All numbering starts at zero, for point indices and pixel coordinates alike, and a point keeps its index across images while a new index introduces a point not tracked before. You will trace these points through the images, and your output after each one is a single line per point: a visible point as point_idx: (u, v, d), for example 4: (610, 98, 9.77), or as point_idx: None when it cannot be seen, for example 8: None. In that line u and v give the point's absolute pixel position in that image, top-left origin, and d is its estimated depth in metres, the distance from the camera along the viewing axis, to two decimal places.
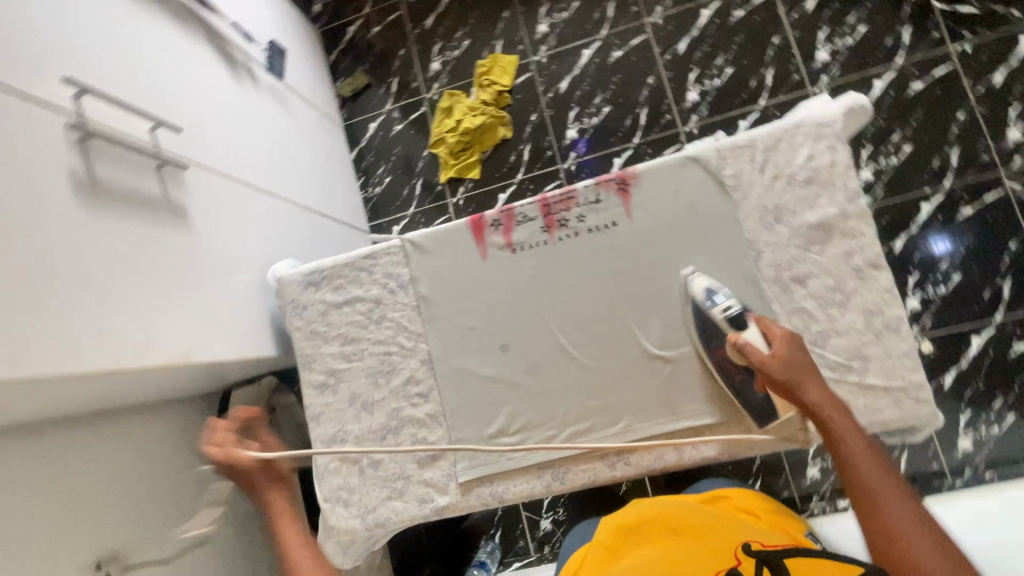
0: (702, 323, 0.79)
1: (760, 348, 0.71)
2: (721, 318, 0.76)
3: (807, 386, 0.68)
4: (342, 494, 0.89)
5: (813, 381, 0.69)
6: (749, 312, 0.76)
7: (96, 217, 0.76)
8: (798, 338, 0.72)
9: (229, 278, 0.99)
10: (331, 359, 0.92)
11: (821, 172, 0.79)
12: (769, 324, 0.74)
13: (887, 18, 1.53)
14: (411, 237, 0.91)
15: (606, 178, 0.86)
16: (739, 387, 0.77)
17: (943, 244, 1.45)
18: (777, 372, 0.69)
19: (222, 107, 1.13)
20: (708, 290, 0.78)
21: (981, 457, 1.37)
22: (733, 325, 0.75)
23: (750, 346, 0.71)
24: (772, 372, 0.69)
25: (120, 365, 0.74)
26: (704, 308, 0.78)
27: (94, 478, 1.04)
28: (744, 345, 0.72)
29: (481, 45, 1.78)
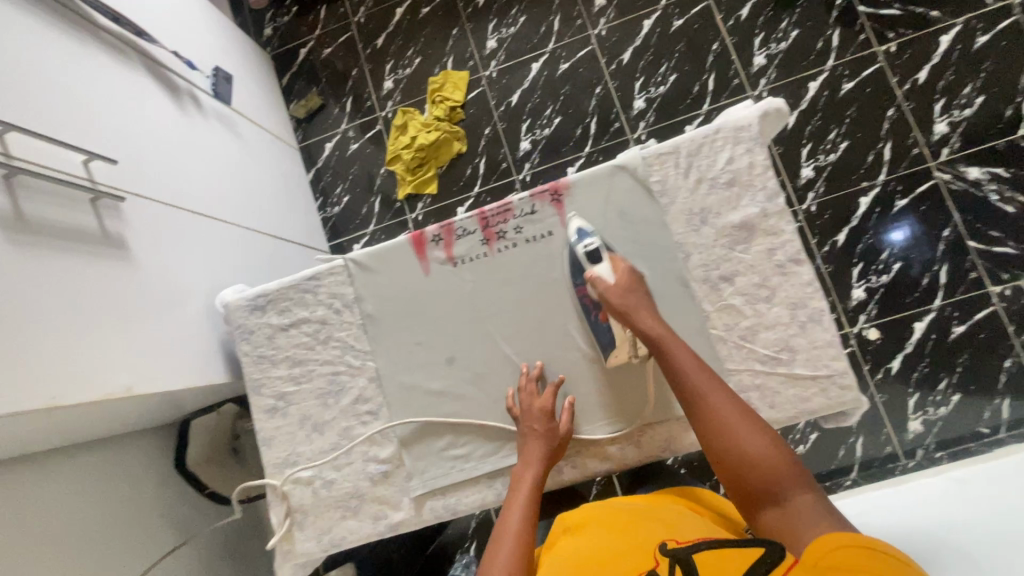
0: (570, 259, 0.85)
1: (606, 279, 0.80)
2: (582, 255, 0.83)
3: (644, 315, 0.78)
4: (296, 518, 0.89)
5: (648, 310, 0.78)
6: (609, 250, 0.84)
7: (25, 254, 0.75)
8: (642, 278, 0.82)
9: (174, 307, 0.99)
10: (280, 382, 0.92)
11: (741, 174, 0.82)
12: (617, 259, 0.82)
13: (817, 22, 1.61)
14: (354, 256, 0.92)
15: (540, 189, 0.88)
16: (592, 321, 0.83)
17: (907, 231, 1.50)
18: (618, 300, 0.78)
19: (163, 136, 1.12)
20: (580, 230, 0.84)
21: (931, 438, 1.42)
22: (592, 263, 0.82)
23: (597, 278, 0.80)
24: (613, 298, 0.78)
25: (55, 402, 0.73)
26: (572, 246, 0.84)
27: (45, 520, 1.01)
28: (596, 280, 0.80)
29: (433, 62, 1.81)
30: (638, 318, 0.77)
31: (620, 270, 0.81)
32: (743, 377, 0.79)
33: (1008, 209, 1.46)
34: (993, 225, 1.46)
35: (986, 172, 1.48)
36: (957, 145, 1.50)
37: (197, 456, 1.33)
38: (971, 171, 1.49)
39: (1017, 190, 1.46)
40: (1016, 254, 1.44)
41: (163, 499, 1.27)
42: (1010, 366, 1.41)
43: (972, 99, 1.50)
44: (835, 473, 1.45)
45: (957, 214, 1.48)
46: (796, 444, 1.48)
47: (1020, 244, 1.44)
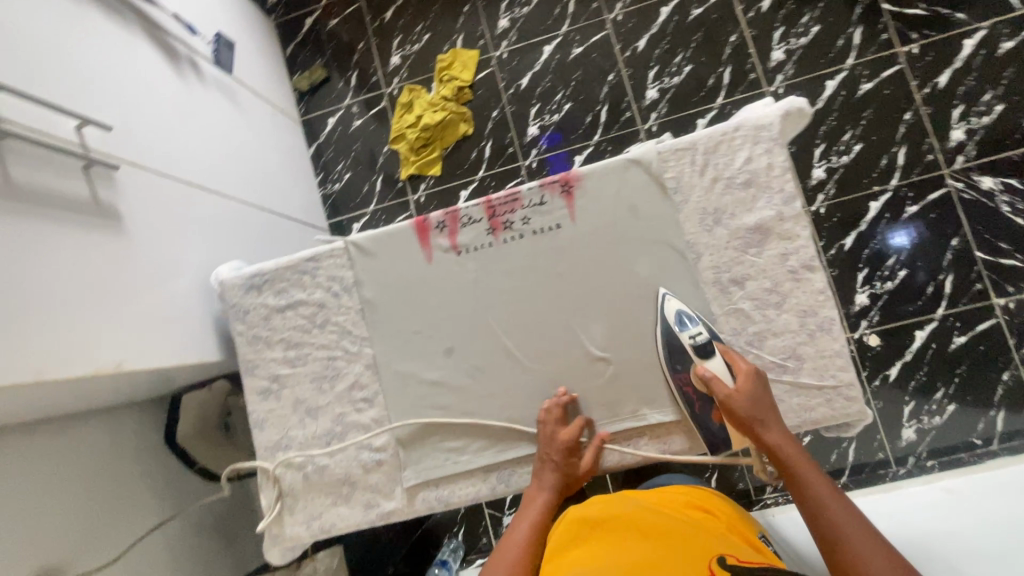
0: (669, 346, 0.78)
1: (725, 381, 0.74)
2: (689, 346, 0.77)
3: (771, 428, 0.73)
4: (286, 502, 0.88)
5: (774, 420, 0.74)
6: (720, 343, 0.77)
7: (11, 221, 0.72)
8: (762, 375, 0.75)
9: (167, 282, 0.96)
10: (274, 364, 0.90)
11: (758, 175, 0.80)
12: (735, 357, 0.76)
13: (839, 18, 1.56)
14: (354, 239, 0.89)
15: (550, 179, 0.85)
16: (700, 417, 0.78)
17: (909, 237, 1.48)
18: (742, 408, 0.72)
19: (160, 102, 1.08)
20: (680, 316, 0.78)
21: (923, 446, 1.43)
22: (700, 355, 0.76)
23: (714, 379, 0.74)
24: (739, 409, 0.72)
25: (40, 377, 0.70)
26: (673, 333, 0.78)
27: (28, 491, 1.01)
28: (709, 377, 0.75)
29: (442, 40, 1.75)
30: (765, 429, 0.73)
31: (739, 370, 0.74)
32: None
33: (1019, 222, 1.44)
34: (1001, 237, 1.45)
35: (1000, 183, 1.46)
36: (973, 153, 1.47)
37: (186, 432, 1.31)
38: (984, 181, 1.47)
39: None
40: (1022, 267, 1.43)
41: (151, 473, 1.26)
42: (1007, 379, 1.41)
43: (991, 107, 1.47)
44: None
45: (966, 223, 1.46)
46: None
47: None
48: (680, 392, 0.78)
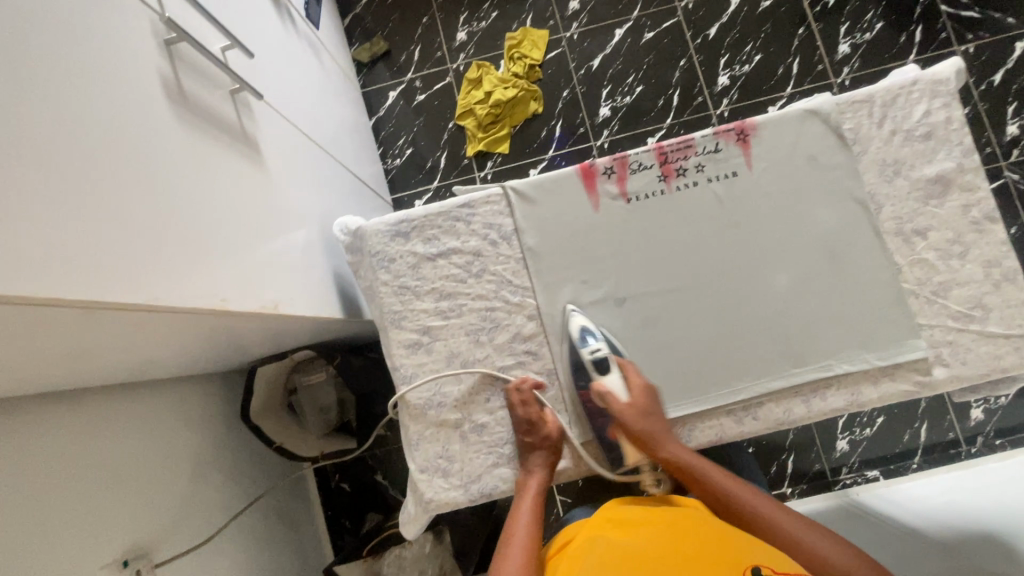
0: (574, 361, 0.80)
1: (620, 396, 0.77)
2: (588, 359, 0.78)
3: (669, 443, 0.77)
4: (439, 464, 0.81)
5: (670, 435, 0.77)
6: (617, 356, 0.80)
7: (188, 133, 0.65)
8: (656, 393, 0.79)
9: (298, 228, 0.89)
10: (424, 316, 0.84)
11: (938, 128, 0.80)
12: (629, 370, 0.79)
13: (900, 17, 1.63)
14: (515, 185, 0.85)
15: (724, 127, 0.84)
16: (598, 430, 0.80)
17: None
18: (637, 424, 0.75)
19: (274, 42, 1.01)
20: (582, 331, 0.79)
21: (990, 425, 1.47)
22: (597, 370, 0.78)
23: (609, 394, 0.77)
24: (629, 422, 0.75)
25: (224, 304, 0.64)
26: (577, 349, 0.79)
27: (109, 464, 0.90)
28: (605, 394, 0.78)
29: (511, 18, 1.73)
30: (665, 442, 0.77)
31: (632, 387, 0.78)
32: (934, 332, 0.78)
33: None
34: None
35: None
36: None
37: (259, 407, 1.21)
38: None
39: None
40: None
41: (223, 454, 1.17)
42: None
43: None
44: (900, 457, 1.48)
45: None
46: (863, 427, 1.49)
47: None
48: (582, 406, 0.81)
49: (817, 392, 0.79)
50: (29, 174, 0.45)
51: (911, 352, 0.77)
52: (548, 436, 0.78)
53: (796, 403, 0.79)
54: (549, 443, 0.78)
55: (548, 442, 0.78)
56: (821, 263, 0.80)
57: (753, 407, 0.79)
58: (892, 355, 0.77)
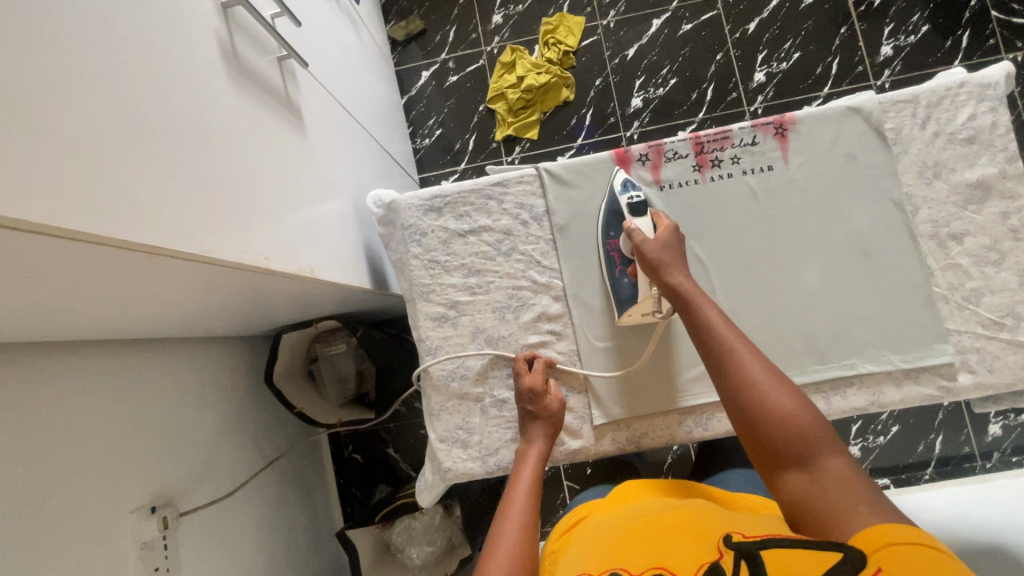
0: (612, 212, 0.82)
1: (645, 233, 0.77)
2: (625, 207, 0.80)
3: (677, 271, 0.73)
4: (459, 436, 0.83)
5: (680, 265, 0.74)
6: (652, 208, 0.81)
7: (240, 96, 0.67)
8: (682, 236, 0.77)
9: (334, 197, 0.91)
10: (452, 290, 0.85)
11: (982, 133, 0.79)
12: (661, 216, 0.79)
13: (948, 20, 1.59)
14: (549, 167, 0.86)
15: (762, 121, 0.84)
16: (615, 278, 0.81)
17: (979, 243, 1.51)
18: (653, 251, 0.74)
19: (319, 14, 1.02)
20: (625, 181, 0.82)
21: (1008, 442, 1.45)
22: (631, 212, 0.79)
23: (637, 232, 0.77)
24: (649, 251, 0.75)
25: (268, 263, 0.66)
26: (614, 198, 0.82)
27: (140, 414, 0.93)
28: (632, 232, 0.78)
29: (548, 3, 1.72)
30: (669, 268, 0.73)
31: (661, 227, 0.77)
32: (963, 338, 0.77)
33: None
34: None
35: None
36: None
37: (281, 372, 1.25)
38: None
39: None
40: None
41: (245, 415, 1.20)
42: None
43: None
44: (912, 467, 1.47)
45: None
46: (876, 434, 1.48)
47: None
48: (607, 260, 0.82)
49: (838, 391, 0.79)
50: (97, 121, 0.47)
51: (936, 356, 0.77)
52: (550, 408, 0.79)
53: (817, 400, 0.79)
54: (552, 413, 0.79)
55: (548, 413, 0.79)
56: (852, 263, 0.80)
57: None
58: (918, 358, 0.77)
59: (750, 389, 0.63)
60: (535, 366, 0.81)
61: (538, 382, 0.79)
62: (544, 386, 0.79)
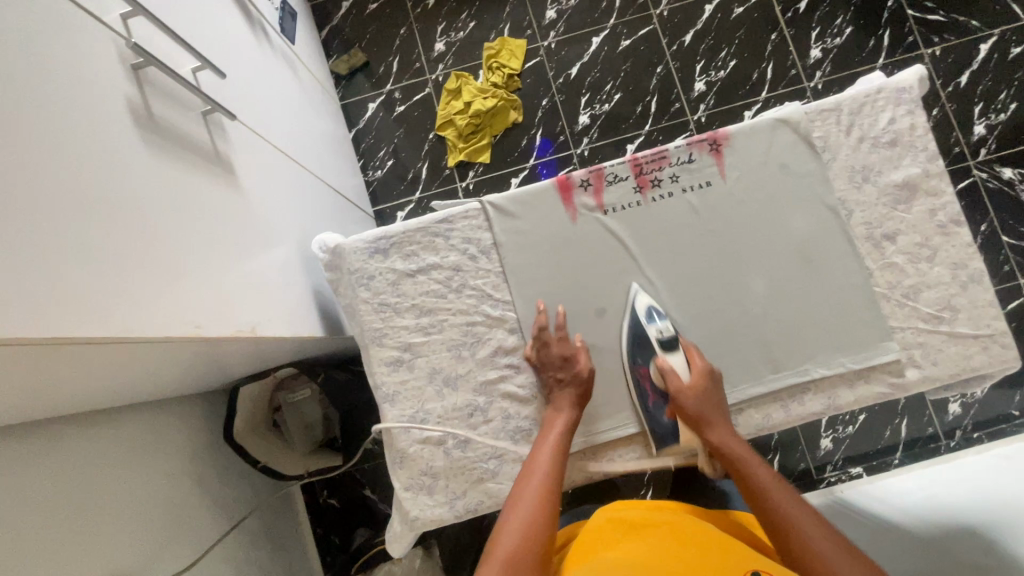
0: (635, 339, 0.81)
1: (680, 376, 0.78)
2: (655, 340, 0.80)
3: (716, 426, 0.76)
4: (424, 482, 0.80)
5: (723, 420, 0.77)
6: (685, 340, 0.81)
7: (157, 158, 0.64)
8: (716, 377, 0.78)
9: (276, 246, 0.89)
10: (405, 332, 0.83)
11: (903, 135, 0.82)
12: (694, 354, 0.79)
13: (869, 22, 1.67)
14: (492, 199, 0.85)
15: (697, 138, 0.85)
16: (638, 359, 0.81)
17: None
18: (692, 405, 0.76)
19: (248, 59, 1.00)
20: (649, 310, 0.81)
21: (968, 419, 1.50)
22: (662, 349, 0.80)
23: (670, 372, 0.78)
24: (687, 404, 0.76)
25: (199, 331, 0.63)
26: (641, 326, 0.81)
27: (85, 493, 0.88)
28: (666, 371, 0.78)
29: (488, 28, 1.74)
30: (712, 427, 0.76)
31: (695, 367, 0.78)
32: (906, 334, 0.79)
33: None
34: None
35: (1019, 173, 1.58)
36: (994, 146, 1.60)
37: (241, 427, 1.20)
38: (1005, 171, 1.59)
39: None
40: None
41: (206, 476, 1.15)
42: None
43: (1006, 105, 1.61)
44: (882, 453, 1.50)
45: (992, 211, 1.58)
46: (845, 425, 1.52)
47: None
48: (636, 385, 0.81)
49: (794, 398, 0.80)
50: None
51: (887, 350, 0.79)
52: (560, 405, 0.78)
53: (774, 407, 0.80)
54: (578, 377, 0.79)
55: (557, 407, 0.78)
56: (795, 270, 0.82)
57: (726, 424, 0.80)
58: (865, 358, 0.79)
59: (755, 479, 0.72)
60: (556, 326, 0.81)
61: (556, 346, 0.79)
62: (564, 349, 0.79)
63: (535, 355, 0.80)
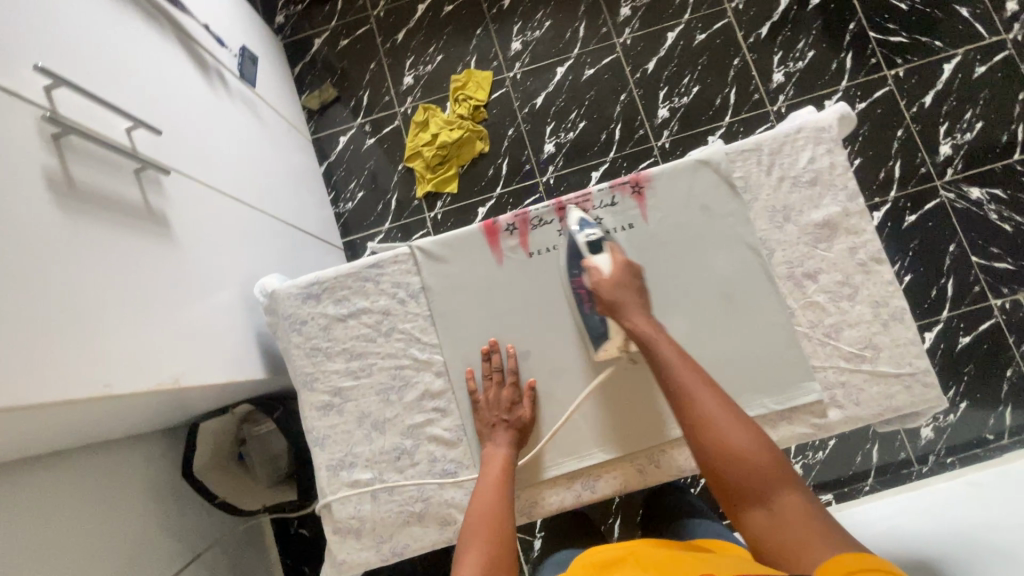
0: (568, 250, 0.84)
1: (602, 271, 0.81)
2: (583, 245, 0.83)
3: (636, 311, 0.78)
4: (352, 525, 0.81)
5: (638, 304, 0.79)
6: (611, 240, 0.84)
7: (76, 223, 0.67)
8: (635, 267, 0.82)
9: (215, 293, 0.91)
10: (336, 377, 0.85)
11: (823, 174, 0.83)
12: (616, 250, 0.83)
13: (831, 45, 1.68)
14: (421, 245, 0.87)
15: (619, 181, 0.87)
16: (585, 318, 0.82)
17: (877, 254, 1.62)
18: (607, 294, 0.79)
19: (196, 109, 1.04)
20: (580, 220, 0.85)
21: (941, 444, 1.48)
22: (591, 251, 0.83)
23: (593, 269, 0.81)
24: (602, 292, 0.79)
25: (109, 389, 0.65)
26: (573, 236, 0.84)
27: (38, 540, 0.90)
28: (591, 269, 0.81)
29: (455, 61, 1.77)
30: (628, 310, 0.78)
31: (616, 261, 0.82)
32: (828, 374, 0.79)
33: (1007, 228, 1.55)
34: (994, 243, 1.55)
35: (987, 193, 1.57)
36: (961, 166, 1.59)
37: (203, 462, 1.22)
38: (973, 191, 1.58)
39: (1015, 211, 1.56)
40: (1015, 270, 1.53)
41: (169, 510, 1.17)
42: (1011, 376, 1.49)
43: (972, 124, 1.60)
44: (853, 479, 1.48)
45: (961, 231, 1.56)
46: (815, 451, 1.50)
47: (1018, 262, 1.54)
48: (574, 296, 0.83)
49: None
50: None
51: (808, 387, 0.79)
52: (497, 441, 0.79)
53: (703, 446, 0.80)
54: (521, 420, 0.81)
55: (494, 443, 0.79)
56: (718, 310, 0.82)
57: (654, 455, 0.81)
58: (784, 400, 0.79)
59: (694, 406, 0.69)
60: (494, 365, 0.83)
61: (497, 384, 0.82)
62: (508, 389, 0.82)
63: (477, 393, 0.82)
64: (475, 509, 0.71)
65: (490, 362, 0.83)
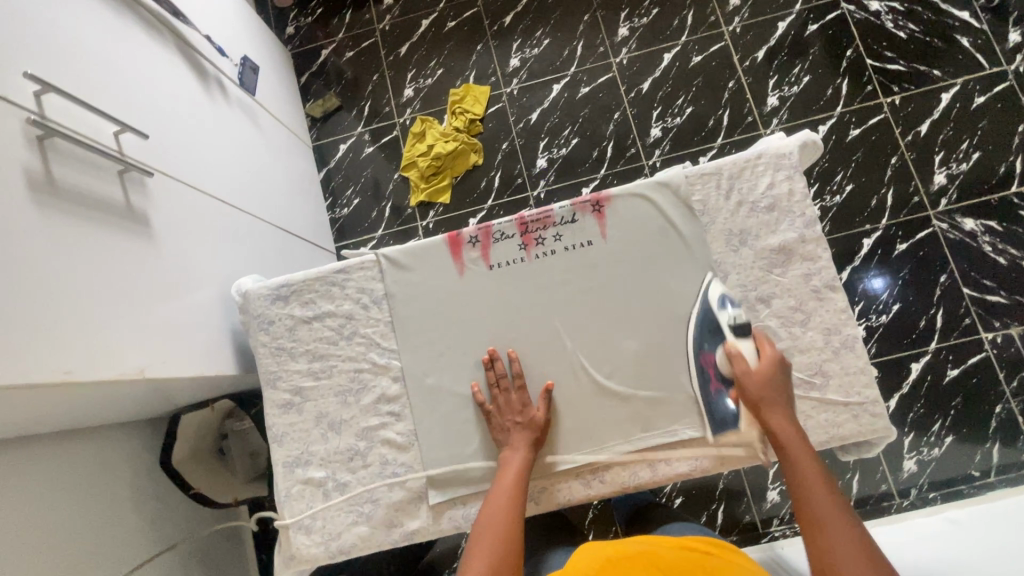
0: (705, 323, 0.82)
1: (748, 360, 0.76)
2: (726, 325, 0.80)
3: (782, 412, 0.73)
4: (303, 522, 0.84)
5: (786, 409, 0.73)
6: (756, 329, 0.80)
7: (53, 220, 0.72)
8: (785, 365, 0.77)
9: (192, 291, 0.95)
10: (297, 376, 0.88)
11: (781, 200, 0.84)
12: (764, 342, 0.78)
13: (827, 71, 1.69)
14: (386, 253, 0.90)
15: (581, 199, 0.89)
16: (712, 400, 0.81)
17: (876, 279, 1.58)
18: (751, 387, 0.75)
19: (191, 114, 1.10)
20: (722, 298, 0.81)
21: (925, 478, 1.45)
22: (734, 332, 0.79)
23: (738, 355, 0.77)
24: (750, 385, 0.75)
25: (69, 376, 0.68)
26: (712, 312, 0.81)
27: (17, 516, 0.94)
28: (733, 355, 0.77)
29: (455, 75, 1.82)
30: (774, 411, 0.73)
31: (766, 354, 0.77)
32: None
33: (1002, 261, 1.53)
34: (986, 275, 1.52)
35: (981, 224, 1.55)
36: (954, 196, 1.57)
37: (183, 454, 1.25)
38: (967, 222, 1.56)
39: (1009, 244, 1.53)
40: (1007, 304, 1.50)
41: (146, 498, 1.21)
42: (1000, 412, 1.46)
43: (969, 154, 1.59)
44: None
45: (952, 261, 1.54)
46: None
47: (1011, 295, 1.51)
48: (699, 370, 0.81)
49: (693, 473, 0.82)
50: None
51: None
52: (513, 444, 0.80)
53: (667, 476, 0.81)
54: (534, 421, 0.81)
55: (512, 445, 0.80)
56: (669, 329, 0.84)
57: (601, 471, 0.82)
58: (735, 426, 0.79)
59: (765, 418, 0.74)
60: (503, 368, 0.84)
61: (507, 387, 0.83)
62: (519, 390, 0.83)
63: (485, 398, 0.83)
64: (486, 513, 0.72)
65: (509, 359, 0.85)
